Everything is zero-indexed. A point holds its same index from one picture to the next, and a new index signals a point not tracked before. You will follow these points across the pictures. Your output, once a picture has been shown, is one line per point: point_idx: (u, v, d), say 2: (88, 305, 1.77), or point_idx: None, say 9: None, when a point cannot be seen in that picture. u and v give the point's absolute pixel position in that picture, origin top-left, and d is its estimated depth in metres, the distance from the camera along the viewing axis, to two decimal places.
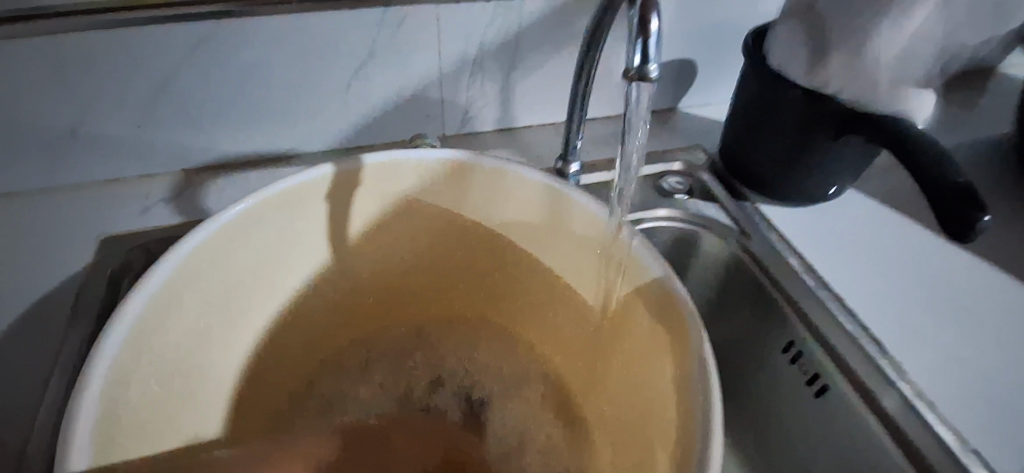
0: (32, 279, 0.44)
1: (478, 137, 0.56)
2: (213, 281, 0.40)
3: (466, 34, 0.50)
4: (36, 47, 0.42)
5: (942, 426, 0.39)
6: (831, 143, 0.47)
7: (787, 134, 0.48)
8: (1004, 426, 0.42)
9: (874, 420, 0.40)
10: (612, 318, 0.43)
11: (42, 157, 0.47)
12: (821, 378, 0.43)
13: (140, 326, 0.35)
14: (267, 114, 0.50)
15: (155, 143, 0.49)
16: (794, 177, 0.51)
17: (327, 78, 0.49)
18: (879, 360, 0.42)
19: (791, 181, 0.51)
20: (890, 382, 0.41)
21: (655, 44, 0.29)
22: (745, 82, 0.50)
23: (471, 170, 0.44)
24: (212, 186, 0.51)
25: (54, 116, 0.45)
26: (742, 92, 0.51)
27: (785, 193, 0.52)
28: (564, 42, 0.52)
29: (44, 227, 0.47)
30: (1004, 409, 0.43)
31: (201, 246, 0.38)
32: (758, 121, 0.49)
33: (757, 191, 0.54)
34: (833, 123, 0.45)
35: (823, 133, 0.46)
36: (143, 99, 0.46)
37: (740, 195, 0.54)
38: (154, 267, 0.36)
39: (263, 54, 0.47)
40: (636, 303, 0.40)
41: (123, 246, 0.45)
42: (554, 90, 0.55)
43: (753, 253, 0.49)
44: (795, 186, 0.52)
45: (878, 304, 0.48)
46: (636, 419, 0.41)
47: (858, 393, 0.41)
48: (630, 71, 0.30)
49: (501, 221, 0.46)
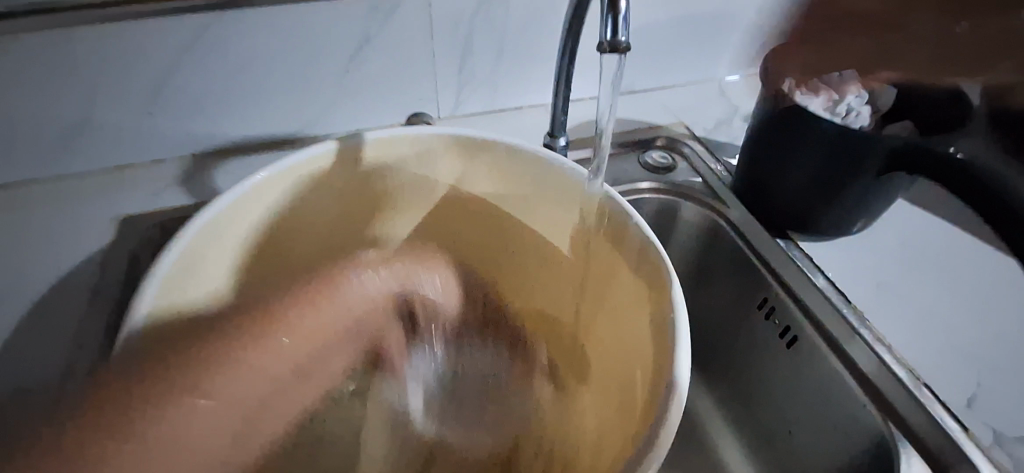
0: (59, 259, 0.47)
1: (470, 118, 0.60)
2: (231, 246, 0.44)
3: (451, 21, 0.52)
4: (49, 38, 0.45)
5: (897, 365, 0.43)
6: (878, 176, 0.47)
7: (831, 160, 0.47)
8: (968, 370, 0.45)
9: (841, 366, 0.43)
10: (597, 277, 0.47)
11: (59, 145, 0.50)
12: (793, 329, 0.47)
13: (169, 282, 0.39)
14: (269, 100, 0.53)
15: (165, 129, 0.52)
16: (840, 207, 0.49)
17: (322, 65, 0.52)
18: (845, 311, 0.46)
19: (836, 212, 0.50)
20: (854, 331, 0.45)
21: (625, 16, 0.32)
22: (765, 102, 0.50)
23: (460, 142, 0.47)
24: (220, 169, 0.53)
25: (69, 105, 0.48)
26: (755, 117, 0.52)
27: (831, 225, 0.51)
28: (551, 25, 0.55)
29: (65, 211, 0.50)
30: (964, 353, 0.46)
31: (220, 214, 0.42)
32: (786, 146, 0.49)
33: (801, 230, 0.52)
34: (877, 155, 0.45)
35: (875, 162, 0.46)
36: (152, 87, 0.49)
37: (784, 234, 0.52)
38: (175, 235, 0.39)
39: (263, 42, 0.49)
40: (618, 262, 0.44)
41: (140, 226, 0.49)
42: (538, 73, 0.58)
43: (730, 222, 0.53)
44: (841, 218, 0.50)
45: (841, 265, 0.52)
46: (620, 367, 0.44)
47: (825, 341, 0.45)
48: (602, 43, 0.32)
49: (484, 191, 0.50)
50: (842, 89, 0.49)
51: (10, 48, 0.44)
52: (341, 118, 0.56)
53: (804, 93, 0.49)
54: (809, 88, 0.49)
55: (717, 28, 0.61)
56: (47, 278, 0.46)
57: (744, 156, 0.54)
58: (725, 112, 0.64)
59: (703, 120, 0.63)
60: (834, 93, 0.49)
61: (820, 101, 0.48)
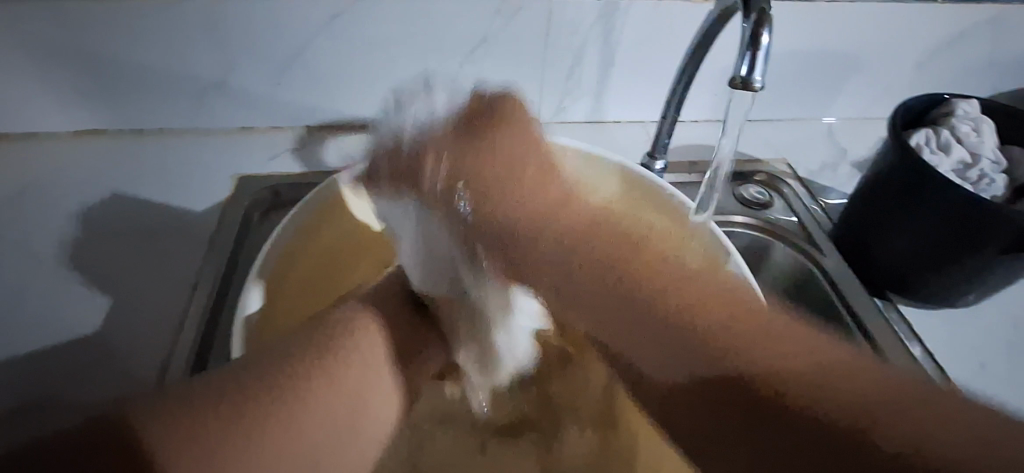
0: (181, 206, 0.52)
1: (569, 126, 0.60)
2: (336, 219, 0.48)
3: (575, 27, 0.52)
4: (194, 7, 0.48)
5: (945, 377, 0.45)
6: (1001, 255, 0.44)
7: (938, 225, 0.45)
8: None
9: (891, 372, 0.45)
10: None
11: (190, 103, 0.54)
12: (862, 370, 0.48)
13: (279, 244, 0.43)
14: (382, 89, 0.55)
15: (286, 100, 0.55)
16: (944, 279, 0.47)
17: (443, 55, 0.53)
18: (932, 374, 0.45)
19: (939, 283, 0.48)
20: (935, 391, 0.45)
21: (763, 58, 0.32)
22: (884, 156, 0.48)
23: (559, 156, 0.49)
24: (330, 143, 0.57)
25: (207, 70, 0.52)
26: (871, 169, 0.49)
27: (928, 295, 0.49)
28: (670, 47, 0.54)
29: (188, 163, 0.55)
30: None
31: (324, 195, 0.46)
32: (901, 202, 0.46)
33: (901, 294, 0.50)
34: (986, 237, 0.43)
35: (993, 245, 0.43)
36: (281, 61, 0.52)
37: (881, 294, 0.51)
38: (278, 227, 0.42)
39: (385, 34, 0.51)
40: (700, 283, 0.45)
41: (254, 187, 0.52)
42: (649, 89, 0.58)
43: (824, 271, 0.51)
44: (939, 290, 0.48)
45: (954, 341, 0.49)
46: None
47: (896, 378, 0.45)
48: (734, 80, 0.32)
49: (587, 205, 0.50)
50: (979, 150, 0.46)
51: (161, 12, 0.48)
52: None
53: (932, 149, 0.46)
54: (942, 145, 0.46)
55: (842, 73, 0.59)
56: (170, 219, 0.51)
57: (852, 200, 0.52)
58: (829, 156, 0.61)
59: (807, 161, 0.60)
60: (970, 155, 0.46)
61: (950, 161, 0.46)
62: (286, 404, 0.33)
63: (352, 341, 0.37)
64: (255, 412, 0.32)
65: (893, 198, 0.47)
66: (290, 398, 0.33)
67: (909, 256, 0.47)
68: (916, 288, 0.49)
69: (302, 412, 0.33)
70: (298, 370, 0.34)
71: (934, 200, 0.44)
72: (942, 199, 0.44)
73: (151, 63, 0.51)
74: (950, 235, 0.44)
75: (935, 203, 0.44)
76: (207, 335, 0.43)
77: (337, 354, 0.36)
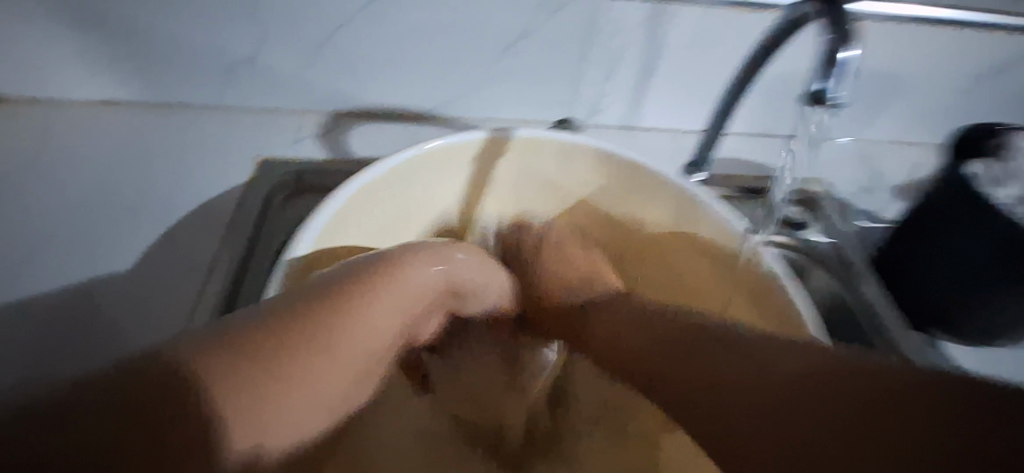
0: (198, 185, 0.49)
1: (602, 129, 0.58)
2: (376, 208, 0.42)
3: (621, 28, 0.50)
4: None
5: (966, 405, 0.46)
6: None
7: (986, 258, 0.43)
8: None
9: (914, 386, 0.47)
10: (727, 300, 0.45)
11: (215, 79, 0.52)
12: None
13: (340, 215, 0.39)
14: (416, 78, 0.53)
15: (316, 81, 0.53)
16: (988, 316, 0.45)
17: (483, 47, 0.51)
18: None
19: (981, 320, 0.46)
20: None
21: (848, 74, 0.30)
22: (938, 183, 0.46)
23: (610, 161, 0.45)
24: (357, 130, 0.55)
25: (235, 45, 0.49)
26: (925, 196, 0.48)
27: (970, 330, 0.47)
28: (718, 55, 0.52)
29: (208, 142, 0.52)
30: None
31: (370, 183, 0.40)
32: (946, 230, 0.45)
33: (941, 329, 0.49)
34: None
35: None
36: (314, 42, 0.50)
37: (919, 326, 0.49)
38: (316, 212, 0.37)
39: (424, 20, 0.49)
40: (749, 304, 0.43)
41: (278, 170, 0.51)
42: (689, 97, 0.56)
43: (861, 298, 0.50)
44: (982, 326, 0.47)
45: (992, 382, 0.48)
46: None
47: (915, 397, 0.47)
48: (813, 95, 0.31)
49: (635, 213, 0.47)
50: None
51: None
52: (477, 104, 0.56)
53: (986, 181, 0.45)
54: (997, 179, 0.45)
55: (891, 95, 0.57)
56: (187, 197, 0.49)
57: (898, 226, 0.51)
58: (868, 178, 0.59)
59: (844, 182, 0.58)
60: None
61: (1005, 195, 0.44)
62: (293, 369, 0.30)
63: (366, 305, 0.33)
64: (252, 377, 0.28)
65: (939, 226, 0.46)
66: (326, 349, 0.31)
67: (959, 285, 0.45)
68: (956, 324, 0.48)
69: (298, 381, 0.30)
70: (307, 331, 0.30)
71: (983, 231, 0.43)
72: (994, 230, 0.42)
73: (177, 35, 0.49)
74: (998, 271, 0.42)
75: (986, 235, 0.43)
76: (221, 325, 0.40)
77: (349, 316, 0.32)
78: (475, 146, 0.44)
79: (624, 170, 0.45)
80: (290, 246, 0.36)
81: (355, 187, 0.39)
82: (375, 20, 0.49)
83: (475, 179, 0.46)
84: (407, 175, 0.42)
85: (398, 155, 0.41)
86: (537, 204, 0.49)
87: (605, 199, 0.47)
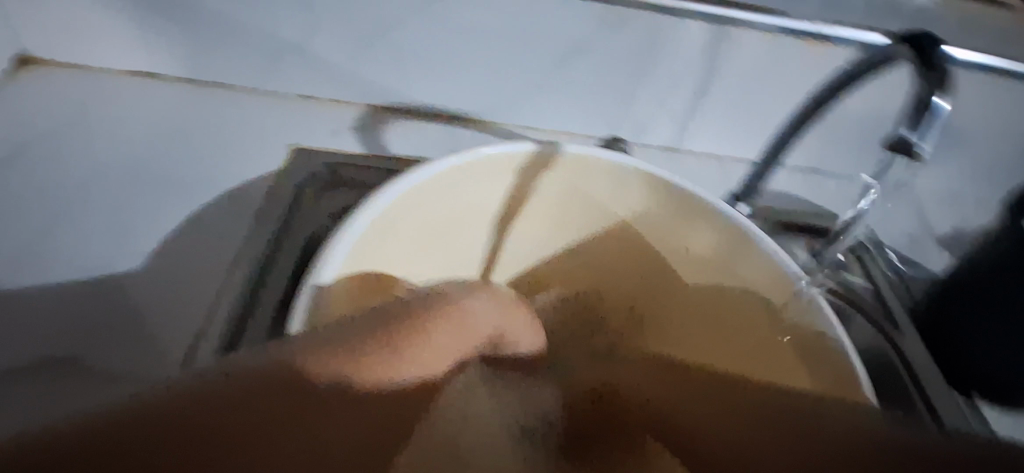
0: (231, 169, 0.48)
1: (644, 149, 0.56)
2: (417, 215, 0.41)
3: (681, 49, 0.48)
4: None
5: None
6: None
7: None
8: None
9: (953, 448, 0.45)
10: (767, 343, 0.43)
11: (259, 62, 0.51)
12: None
13: (384, 217, 0.38)
14: (463, 80, 0.52)
15: (361, 74, 0.51)
16: None
17: (536, 55, 0.50)
18: None
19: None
20: None
21: (939, 125, 0.28)
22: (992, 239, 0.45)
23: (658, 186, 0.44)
24: (396, 127, 0.54)
25: (284, 30, 0.48)
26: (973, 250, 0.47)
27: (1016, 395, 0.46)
28: (776, 86, 0.50)
29: (244, 125, 0.51)
30: None
31: (412, 188, 0.39)
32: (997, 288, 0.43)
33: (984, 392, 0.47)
34: None
35: None
36: (364, 35, 0.48)
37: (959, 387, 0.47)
38: (357, 215, 0.36)
39: (480, 23, 0.47)
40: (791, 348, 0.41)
41: (312, 160, 0.49)
42: (738, 125, 0.54)
43: (901, 351, 0.48)
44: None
45: None
46: None
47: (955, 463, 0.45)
48: (897, 143, 0.29)
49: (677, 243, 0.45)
50: None
51: None
52: (520, 113, 0.55)
53: None
54: None
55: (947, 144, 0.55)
56: (218, 180, 0.48)
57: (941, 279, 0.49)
58: (914, 226, 0.57)
59: (890, 227, 0.56)
60: None
61: None
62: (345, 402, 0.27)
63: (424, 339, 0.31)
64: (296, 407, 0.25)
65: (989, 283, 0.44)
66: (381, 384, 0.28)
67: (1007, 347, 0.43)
68: (998, 383, 0.45)
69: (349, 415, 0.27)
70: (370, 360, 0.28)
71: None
72: None
73: (227, 14, 0.47)
74: None
75: None
76: (245, 314, 0.40)
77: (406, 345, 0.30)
78: (521, 158, 0.43)
79: (671, 198, 0.43)
80: (329, 247, 0.34)
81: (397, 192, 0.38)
82: (430, 19, 0.47)
83: (516, 191, 0.45)
84: (449, 183, 0.41)
85: (442, 162, 0.39)
86: (577, 220, 0.47)
87: (647, 224, 0.46)
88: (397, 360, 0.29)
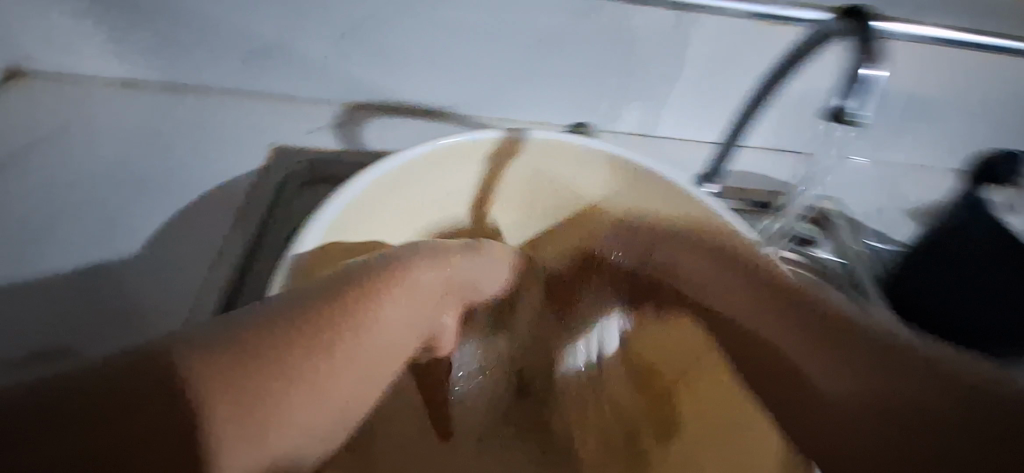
0: (212, 169, 0.50)
1: (615, 134, 0.58)
2: (388, 202, 0.42)
3: (647, 35, 0.49)
4: None
5: None
6: None
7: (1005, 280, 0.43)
8: None
9: None
10: None
11: (237, 65, 0.52)
12: None
13: (354, 205, 0.39)
14: (436, 74, 0.53)
15: (337, 73, 0.53)
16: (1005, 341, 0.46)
17: (506, 47, 0.51)
18: None
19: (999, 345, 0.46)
20: None
21: (873, 91, 0.30)
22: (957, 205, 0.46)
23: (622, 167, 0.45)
24: (374, 123, 0.55)
25: (260, 32, 0.49)
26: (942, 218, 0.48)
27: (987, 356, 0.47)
28: (741, 68, 0.52)
29: (225, 126, 0.53)
30: None
31: (381, 177, 0.40)
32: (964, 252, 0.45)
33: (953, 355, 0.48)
34: None
35: None
36: (339, 34, 0.49)
37: None
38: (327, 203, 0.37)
39: (450, 18, 0.49)
40: None
41: (292, 158, 0.51)
42: (706, 107, 0.55)
43: None
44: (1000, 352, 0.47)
45: None
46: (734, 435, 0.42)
47: None
48: (836, 111, 0.31)
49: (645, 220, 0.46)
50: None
51: None
52: (494, 103, 0.56)
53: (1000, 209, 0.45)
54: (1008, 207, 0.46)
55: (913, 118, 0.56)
56: (200, 181, 0.49)
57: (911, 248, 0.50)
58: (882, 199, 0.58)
59: (857, 201, 0.58)
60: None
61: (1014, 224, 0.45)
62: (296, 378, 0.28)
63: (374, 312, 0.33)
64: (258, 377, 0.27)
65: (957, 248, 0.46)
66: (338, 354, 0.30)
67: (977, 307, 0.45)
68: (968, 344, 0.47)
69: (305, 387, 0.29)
70: (318, 334, 0.30)
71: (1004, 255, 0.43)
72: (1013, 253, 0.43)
73: (203, 19, 0.48)
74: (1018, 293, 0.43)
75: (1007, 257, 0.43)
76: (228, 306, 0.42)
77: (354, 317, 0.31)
78: (489, 145, 0.44)
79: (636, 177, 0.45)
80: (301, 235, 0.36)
81: (366, 181, 0.39)
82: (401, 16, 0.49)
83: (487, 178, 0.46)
84: (419, 171, 0.42)
85: (410, 151, 0.41)
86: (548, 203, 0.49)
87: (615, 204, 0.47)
88: (342, 332, 0.31)
